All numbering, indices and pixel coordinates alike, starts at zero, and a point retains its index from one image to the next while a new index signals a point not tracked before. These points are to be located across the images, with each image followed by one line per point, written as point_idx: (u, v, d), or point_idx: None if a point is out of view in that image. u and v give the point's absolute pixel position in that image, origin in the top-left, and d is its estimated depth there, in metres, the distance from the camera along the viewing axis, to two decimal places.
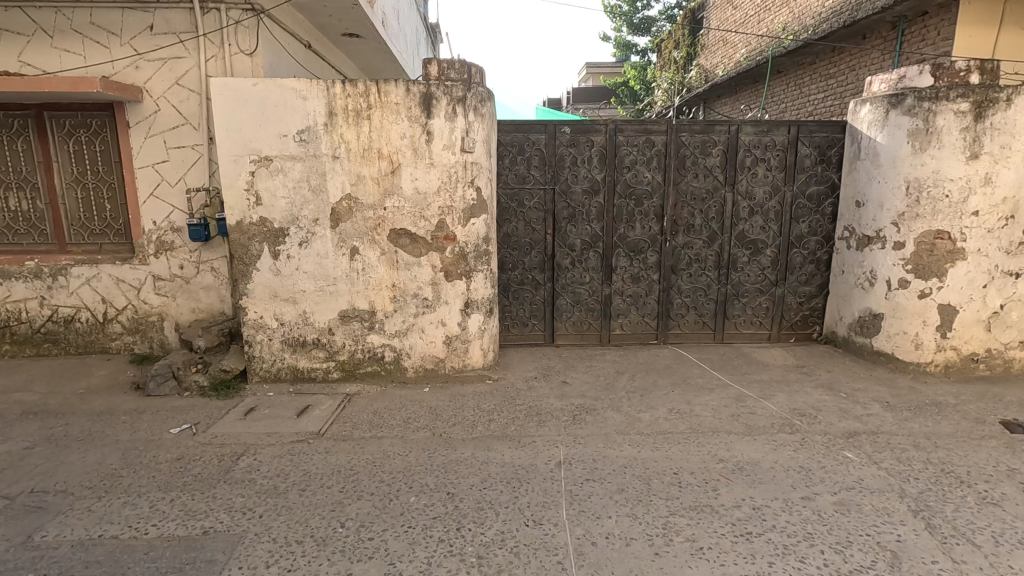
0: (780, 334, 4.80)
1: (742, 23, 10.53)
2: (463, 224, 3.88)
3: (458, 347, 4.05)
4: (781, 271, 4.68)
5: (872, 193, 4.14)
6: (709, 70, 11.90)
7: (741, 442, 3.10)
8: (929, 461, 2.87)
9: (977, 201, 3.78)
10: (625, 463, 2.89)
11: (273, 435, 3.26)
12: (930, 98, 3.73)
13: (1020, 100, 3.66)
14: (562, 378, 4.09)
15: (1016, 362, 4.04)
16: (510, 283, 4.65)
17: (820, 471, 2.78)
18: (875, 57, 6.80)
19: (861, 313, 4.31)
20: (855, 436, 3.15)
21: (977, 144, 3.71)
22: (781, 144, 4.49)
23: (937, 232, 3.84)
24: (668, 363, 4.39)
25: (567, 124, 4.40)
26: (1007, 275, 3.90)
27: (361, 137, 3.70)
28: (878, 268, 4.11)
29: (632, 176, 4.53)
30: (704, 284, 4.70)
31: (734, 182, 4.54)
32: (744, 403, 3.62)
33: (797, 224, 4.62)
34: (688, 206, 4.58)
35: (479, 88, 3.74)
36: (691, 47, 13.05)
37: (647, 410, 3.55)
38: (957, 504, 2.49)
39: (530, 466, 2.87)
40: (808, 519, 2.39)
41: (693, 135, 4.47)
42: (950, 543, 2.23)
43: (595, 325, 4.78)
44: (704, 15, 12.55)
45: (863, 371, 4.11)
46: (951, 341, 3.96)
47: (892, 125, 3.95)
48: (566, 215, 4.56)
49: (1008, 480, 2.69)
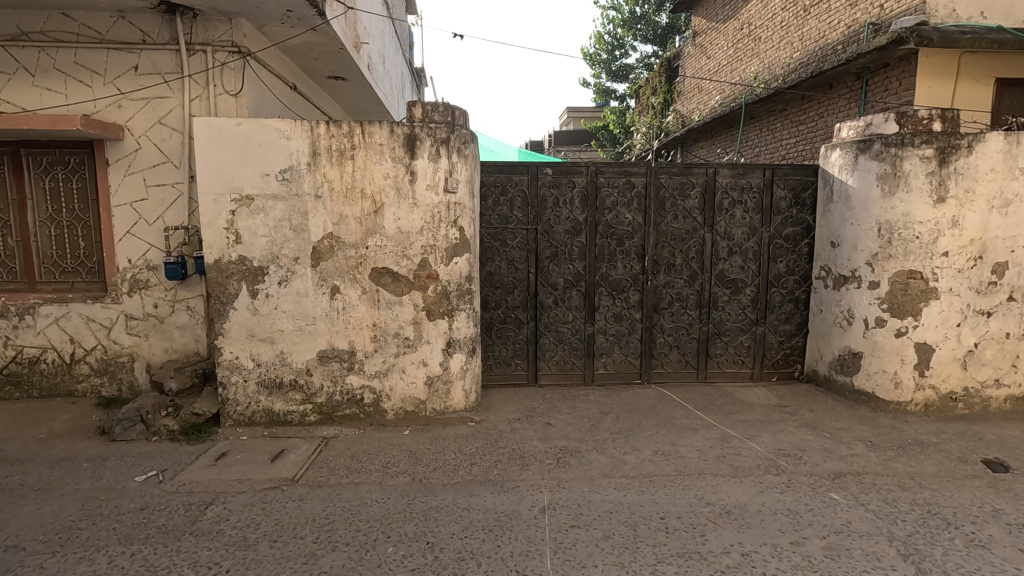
0: (762, 372, 4.81)
1: (715, 72, 11.02)
2: (446, 263, 3.86)
3: (440, 388, 3.98)
4: (761, 309, 4.74)
5: (846, 234, 4.25)
6: (685, 115, 12.36)
7: (729, 484, 3.06)
8: (916, 502, 2.85)
9: (946, 242, 3.89)
10: (610, 508, 2.81)
11: (244, 482, 3.13)
12: (896, 144, 3.89)
13: (981, 147, 3.82)
14: (546, 420, 4.01)
15: (992, 401, 4.09)
16: (493, 322, 4.62)
17: (807, 514, 2.74)
18: (843, 105, 7.13)
19: (840, 351, 4.36)
20: (841, 477, 3.13)
21: (943, 188, 3.85)
22: (757, 186, 4.62)
23: (910, 272, 3.93)
24: (652, 403, 4.34)
25: (548, 166, 4.49)
26: (979, 313, 3.98)
27: (344, 177, 3.71)
28: (854, 307, 4.19)
29: (613, 217, 4.59)
30: (686, 322, 4.72)
31: (713, 223, 4.63)
32: (730, 444, 3.58)
33: (775, 264, 4.71)
34: (668, 246, 4.65)
35: (462, 131, 3.80)
36: (669, 94, 13.43)
37: (633, 452, 3.50)
38: (946, 547, 2.46)
39: (513, 513, 2.78)
40: (798, 566, 2.34)
41: (671, 177, 4.57)
42: None
43: (579, 365, 4.74)
44: (680, 63, 13.13)
45: (846, 411, 4.11)
46: (929, 380, 4.01)
47: (862, 169, 4.10)
48: (548, 254, 4.59)
49: (994, 521, 2.67)
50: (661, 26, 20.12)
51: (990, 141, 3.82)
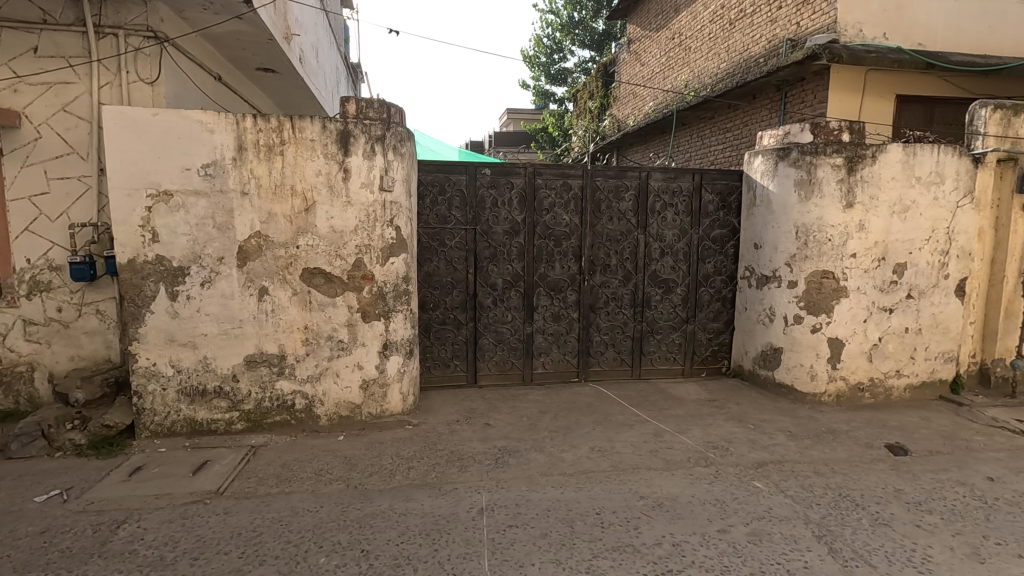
0: (692, 368, 5.02)
1: (649, 79, 11.40)
2: (382, 264, 3.78)
3: (376, 392, 3.88)
4: (691, 308, 4.94)
5: (768, 236, 4.51)
6: (621, 120, 12.72)
7: (661, 478, 3.16)
8: (829, 486, 3.06)
9: (854, 244, 4.20)
10: (548, 506, 2.84)
11: (162, 497, 2.93)
12: (810, 152, 4.16)
13: (883, 157, 4.15)
14: (485, 421, 4.01)
15: (895, 390, 4.45)
16: (431, 324, 4.56)
17: (733, 502, 2.88)
18: (765, 115, 7.56)
19: (763, 347, 4.62)
20: (764, 466, 3.31)
21: (851, 194, 4.15)
22: (687, 190, 4.81)
23: (823, 272, 4.22)
24: (589, 401, 4.42)
25: (487, 166, 4.49)
26: (883, 310, 4.32)
27: (273, 174, 3.55)
28: (775, 305, 4.45)
29: (551, 218, 4.65)
30: (621, 321, 4.85)
31: (646, 225, 4.78)
32: (662, 438, 3.71)
33: (704, 264, 4.92)
34: (604, 247, 4.76)
35: (398, 129, 3.74)
36: (605, 98, 13.82)
37: (570, 449, 3.55)
38: (855, 527, 2.65)
39: (452, 515, 2.76)
40: (724, 552, 2.45)
41: (607, 180, 4.69)
42: (851, 565, 2.35)
43: (518, 365, 4.77)
44: (615, 69, 13.49)
45: (768, 403, 4.35)
46: (841, 372, 4.31)
47: (781, 176, 4.37)
48: (487, 254, 4.58)
49: (895, 501, 2.91)
50: (598, 32, 20.60)
51: (892, 152, 4.16)
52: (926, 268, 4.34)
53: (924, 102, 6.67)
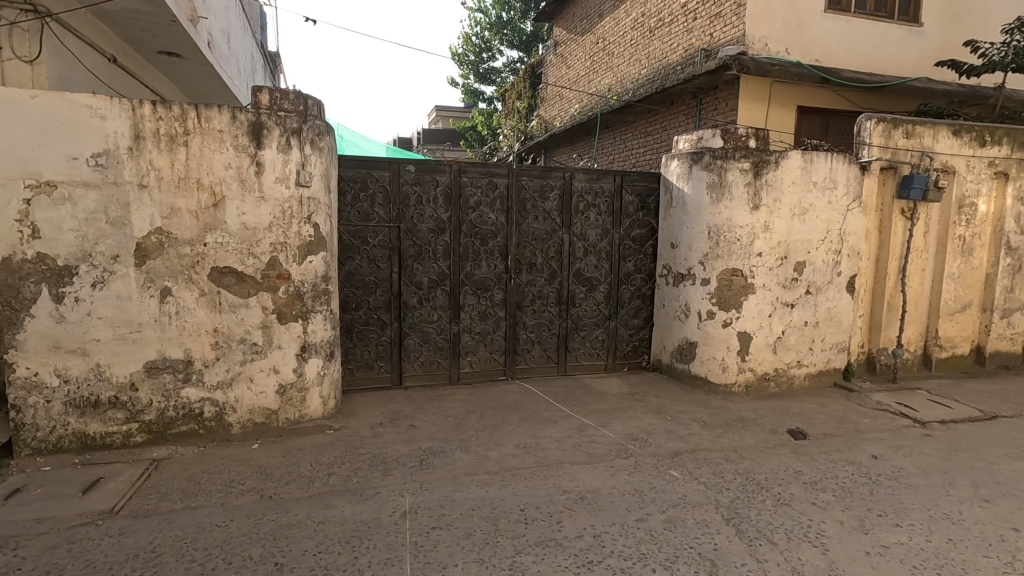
0: (615, 363, 5.19)
1: (574, 81, 11.66)
2: (299, 263, 3.62)
3: (294, 397, 3.71)
4: (613, 305, 5.10)
5: (684, 236, 4.74)
6: (548, 121, 12.91)
7: (584, 471, 3.24)
8: (737, 471, 3.26)
9: (760, 244, 4.49)
10: (472, 506, 2.83)
11: (45, 521, 2.64)
12: (721, 157, 4.41)
13: (785, 163, 4.47)
14: (410, 422, 3.93)
15: (796, 379, 4.80)
16: (354, 324, 4.42)
17: (651, 492, 2.99)
18: (681, 120, 7.93)
19: (680, 342, 4.84)
20: (679, 455, 3.47)
21: (757, 197, 4.44)
22: (609, 191, 4.96)
23: (733, 270, 4.48)
24: (516, 399, 4.46)
25: (411, 163, 4.41)
26: (786, 305, 4.65)
27: (176, 166, 3.31)
28: (691, 302, 4.68)
29: (477, 216, 4.64)
30: (547, 319, 4.92)
31: (570, 224, 4.88)
32: (585, 433, 3.80)
33: (625, 263, 5.09)
34: (530, 246, 4.81)
35: (316, 122, 3.59)
36: (533, 99, 13.98)
37: (496, 447, 3.55)
38: (759, 508, 2.83)
39: (373, 521, 2.68)
40: (641, 541, 2.54)
41: (532, 180, 4.74)
42: (755, 544, 2.51)
43: (444, 364, 4.72)
44: (542, 71, 13.68)
45: (684, 395, 4.57)
46: (749, 363, 4.60)
47: (695, 179, 4.60)
48: (412, 253, 4.50)
49: (795, 481, 3.14)
50: (526, 33, 20.81)
51: (792, 159, 4.49)
52: (822, 266, 4.72)
53: (821, 113, 7.27)
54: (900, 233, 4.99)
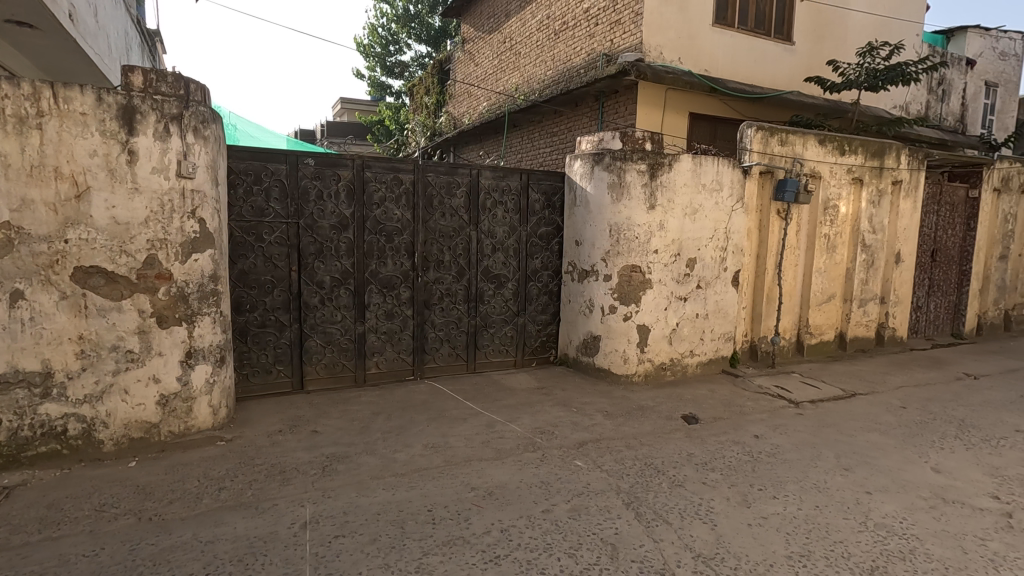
0: (523, 359, 5.27)
1: (482, 79, 11.68)
2: (182, 261, 3.32)
3: (179, 407, 3.40)
4: (521, 302, 5.17)
5: (587, 234, 4.91)
6: (456, 117, 12.83)
7: (492, 467, 3.26)
8: (637, 457, 3.43)
9: (656, 241, 4.75)
10: (378, 510, 2.75)
11: None
12: (620, 159, 4.61)
13: (677, 166, 4.76)
14: (312, 428, 3.75)
15: (690, 368, 5.14)
16: (249, 326, 4.13)
17: (556, 483, 3.07)
18: (585, 122, 8.21)
19: (585, 336, 5.02)
20: (584, 445, 3.59)
21: (653, 197, 4.69)
22: (515, 189, 5.02)
23: (632, 266, 4.71)
24: (424, 398, 4.39)
25: (310, 156, 4.20)
26: (680, 299, 4.96)
27: (27, 151, 2.90)
28: (594, 297, 4.86)
29: (382, 213, 4.51)
30: (456, 317, 4.90)
31: (478, 222, 4.88)
32: (494, 429, 3.82)
33: (532, 260, 5.19)
34: (437, 243, 4.75)
35: (199, 109, 3.32)
36: (441, 95, 13.83)
37: (403, 449, 3.48)
38: (656, 491, 3.00)
39: (270, 535, 2.52)
40: (547, 531, 2.59)
41: (438, 176, 4.68)
42: (652, 525, 2.66)
43: (349, 366, 4.55)
44: (450, 67, 13.57)
45: (589, 387, 4.74)
46: (648, 355, 4.86)
47: (597, 179, 4.78)
48: (312, 250, 4.29)
49: (688, 463, 3.36)
50: (434, 28, 20.55)
51: (684, 162, 4.79)
52: (711, 262, 5.09)
53: (710, 120, 7.83)
54: (776, 232, 5.50)
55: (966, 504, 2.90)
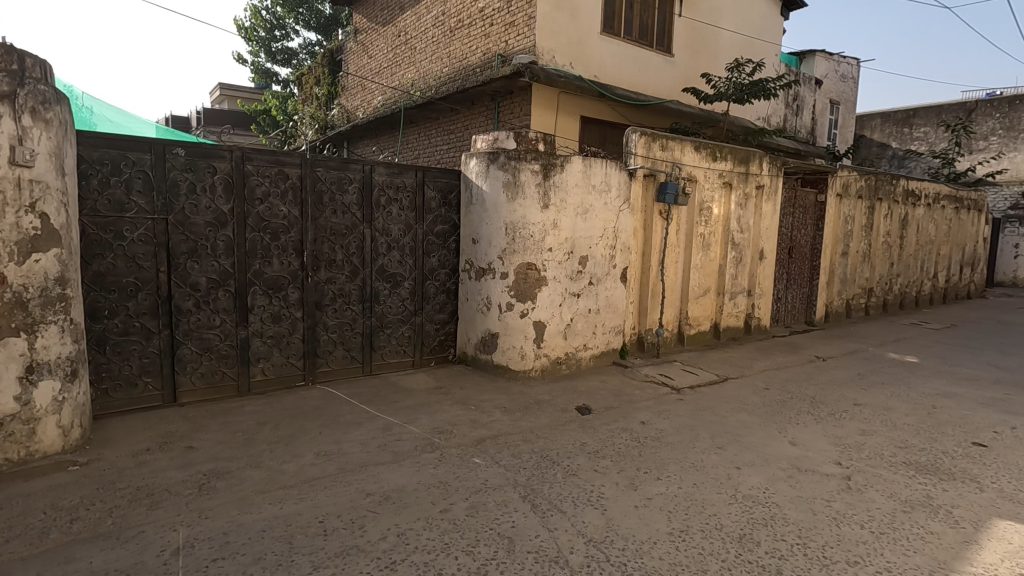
0: (422, 359, 5.20)
1: (376, 72, 11.32)
2: (19, 262, 2.89)
3: (18, 431, 2.95)
4: (418, 301, 5.09)
5: (483, 232, 4.95)
6: (349, 110, 12.33)
7: (389, 471, 3.18)
8: (533, 450, 3.52)
9: (550, 240, 4.90)
10: (263, 527, 2.58)
11: None
12: (515, 158, 4.69)
13: (569, 167, 4.93)
14: (187, 444, 3.42)
15: (584, 361, 5.37)
16: (108, 335, 3.68)
17: (455, 482, 3.06)
18: (481, 121, 8.25)
19: (483, 334, 5.06)
20: (482, 442, 3.62)
21: (547, 197, 4.82)
22: (410, 186, 4.93)
23: (528, 264, 4.81)
24: (316, 404, 4.18)
25: (180, 145, 3.83)
26: (573, 295, 5.16)
27: None
28: (491, 295, 4.91)
29: (265, 209, 4.22)
30: (350, 318, 4.71)
31: (371, 219, 4.73)
32: (391, 431, 3.73)
33: (429, 258, 5.13)
34: (328, 241, 4.54)
35: (38, 87, 2.90)
36: (332, 86, 13.22)
37: (293, 459, 3.29)
38: (552, 481, 3.10)
39: (134, 566, 2.27)
40: (445, 531, 2.58)
41: (328, 171, 4.47)
42: (547, 515, 2.74)
43: (231, 374, 4.21)
44: (342, 57, 13.01)
45: (488, 384, 4.78)
46: (544, 350, 5.00)
47: (492, 177, 4.82)
48: (185, 249, 3.92)
49: (581, 453, 3.50)
50: (324, 15, 19.59)
51: (575, 163, 4.98)
52: (601, 260, 5.34)
53: (599, 124, 8.21)
54: (659, 231, 5.90)
55: (815, 471, 3.30)
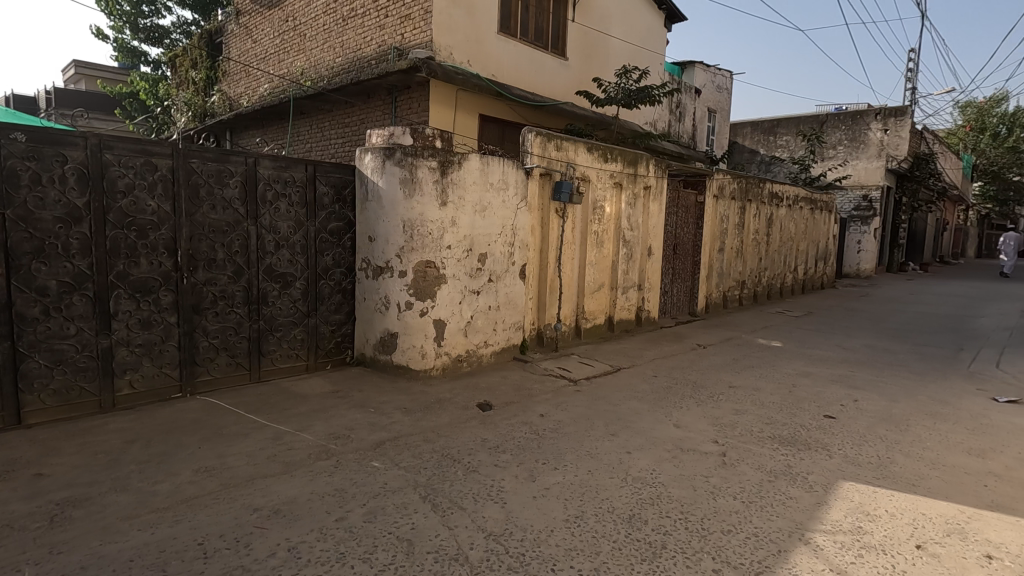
0: (317, 362, 4.96)
1: (262, 59, 10.59)
2: None
3: None
4: (311, 302, 4.85)
5: (380, 230, 4.82)
6: (232, 98, 11.43)
7: (279, 483, 3.00)
8: (434, 449, 3.49)
9: (449, 238, 4.87)
10: (131, 556, 2.32)
11: None
12: (411, 154, 4.61)
13: (466, 165, 4.93)
14: (35, 471, 3.00)
15: (485, 357, 5.41)
16: None
17: (351, 488, 2.96)
18: (378, 115, 8.02)
19: (382, 334, 4.93)
20: (381, 445, 3.53)
21: (445, 194, 4.79)
22: (299, 181, 4.67)
23: (427, 262, 4.75)
24: (196, 416, 3.84)
25: (20, 129, 3.34)
26: (473, 292, 5.18)
27: None
28: (390, 294, 4.80)
29: (130, 203, 3.80)
30: (234, 322, 4.37)
31: (256, 216, 4.43)
32: (282, 441, 3.53)
33: (322, 257, 4.90)
34: (207, 240, 4.18)
35: None
36: (212, 71, 12.18)
37: (167, 478, 3.00)
38: (452, 480, 3.09)
39: None
40: (341, 540, 2.48)
41: (205, 163, 4.12)
42: (447, 514, 2.73)
43: (91, 389, 3.75)
44: (222, 40, 12.02)
45: (387, 385, 4.67)
46: (445, 348, 4.97)
47: (388, 173, 4.71)
48: (28, 249, 3.42)
49: (482, 449, 3.53)
50: None
51: (473, 161, 4.99)
52: (500, 257, 5.40)
53: (498, 123, 8.30)
54: (555, 229, 6.08)
55: (696, 450, 3.59)
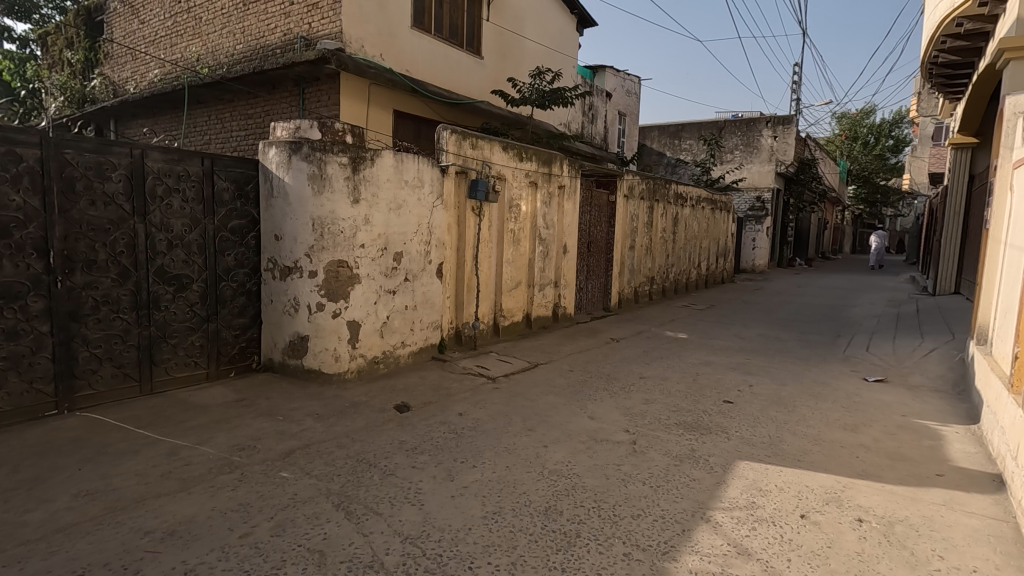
0: (219, 370, 4.63)
1: (151, 42, 9.72)
2: None
3: None
4: (211, 305, 4.53)
5: (287, 228, 4.59)
6: (116, 83, 10.39)
7: (175, 502, 2.77)
8: (349, 455, 3.38)
9: (362, 236, 4.73)
10: None
11: None
12: (319, 149, 4.42)
13: (379, 161, 4.81)
14: None
15: (402, 358, 5.31)
16: None
17: (258, 501, 2.80)
18: (284, 108, 7.63)
19: (291, 337, 4.70)
20: (291, 454, 3.36)
21: (357, 191, 4.64)
22: (195, 176, 4.34)
23: (339, 261, 4.58)
24: (75, 435, 3.46)
25: None
26: (388, 292, 5.06)
27: None
28: (299, 295, 4.58)
29: None
30: (120, 329, 3.98)
31: (145, 213, 4.06)
32: (178, 456, 3.26)
33: (223, 257, 4.59)
34: (85, 239, 3.77)
35: None
36: (91, 51, 11.00)
37: (39, 506, 2.68)
38: (367, 485, 3.01)
39: None
40: (245, 558, 2.34)
41: (81, 154, 3.71)
42: (362, 520, 2.65)
43: None
44: (102, 18, 10.88)
45: (298, 391, 4.46)
46: (359, 350, 4.83)
47: (295, 169, 4.49)
48: None
49: (399, 451, 3.46)
50: None
51: (386, 158, 4.87)
52: (416, 256, 5.32)
53: (413, 120, 8.17)
54: (472, 227, 6.08)
55: (608, 440, 3.73)
